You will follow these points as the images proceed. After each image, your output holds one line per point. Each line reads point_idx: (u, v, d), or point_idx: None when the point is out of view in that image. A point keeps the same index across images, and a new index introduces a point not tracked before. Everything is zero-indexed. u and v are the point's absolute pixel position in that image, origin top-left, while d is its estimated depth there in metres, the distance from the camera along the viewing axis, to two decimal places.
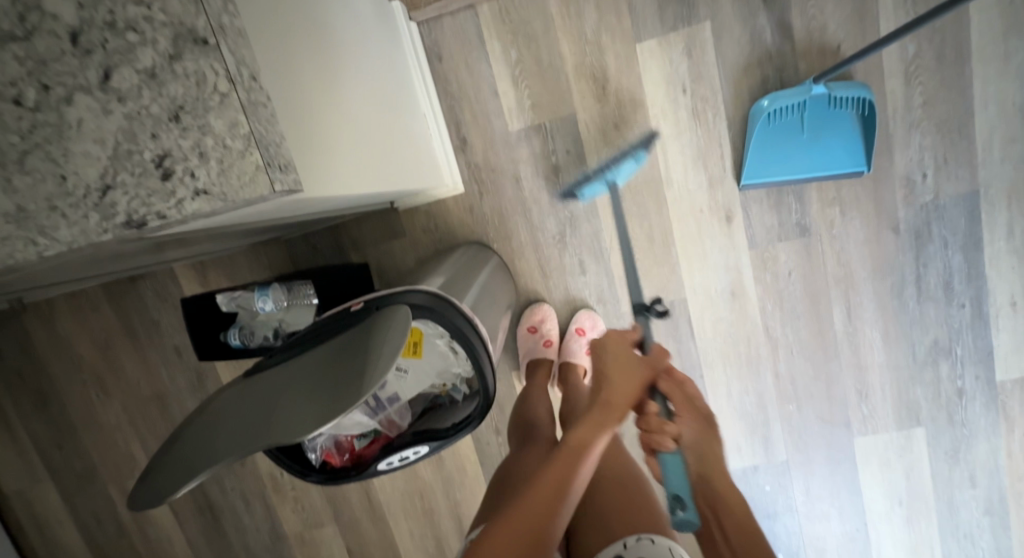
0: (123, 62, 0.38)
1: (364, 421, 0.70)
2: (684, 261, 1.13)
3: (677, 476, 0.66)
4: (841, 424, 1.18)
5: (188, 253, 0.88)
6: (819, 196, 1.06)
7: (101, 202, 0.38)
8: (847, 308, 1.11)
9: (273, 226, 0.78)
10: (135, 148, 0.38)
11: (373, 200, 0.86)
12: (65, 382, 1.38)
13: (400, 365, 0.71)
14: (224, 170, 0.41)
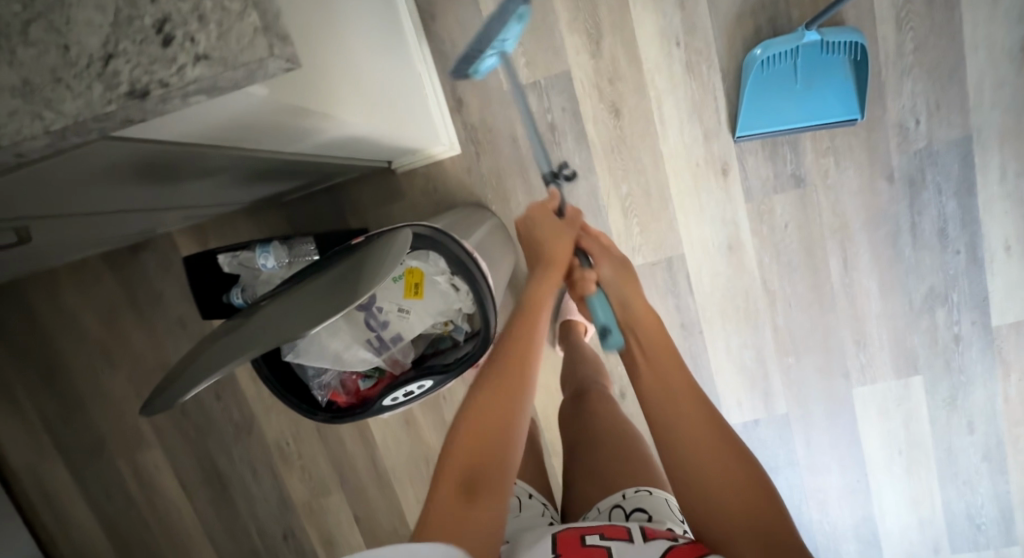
0: None
1: (369, 359, 0.70)
2: (682, 216, 1.15)
3: (604, 309, 0.84)
4: (839, 375, 1.20)
5: (196, 211, 0.89)
6: (814, 146, 1.07)
7: (104, 72, 0.38)
8: (843, 259, 1.12)
9: (274, 174, 0.77)
10: (135, 13, 0.37)
11: (369, 146, 0.85)
12: (71, 355, 1.39)
13: (401, 305, 0.70)
14: (220, 29, 0.37)
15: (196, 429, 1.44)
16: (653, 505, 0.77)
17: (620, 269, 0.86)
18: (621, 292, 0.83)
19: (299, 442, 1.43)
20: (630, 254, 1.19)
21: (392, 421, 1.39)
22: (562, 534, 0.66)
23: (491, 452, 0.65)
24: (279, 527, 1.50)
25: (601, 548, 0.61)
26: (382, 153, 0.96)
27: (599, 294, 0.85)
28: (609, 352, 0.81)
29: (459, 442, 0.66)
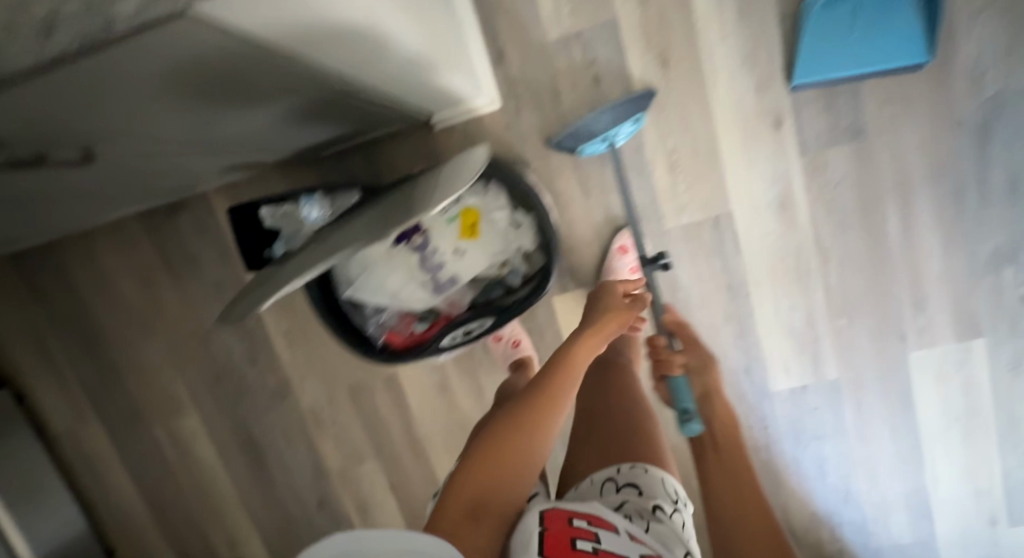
0: None
1: (428, 299, 0.79)
2: (731, 172, 1.10)
3: (686, 394, 0.96)
4: (894, 338, 1.15)
5: (240, 157, 0.87)
6: (876, 94, 1.01)
7: None
8: (903, 215, 1.07)
9: (330, 110, 0.75)
10: None
11: (419, 81, 0.81)
12: (108, 320, 1.40)
13: (459, 246, 0.76)
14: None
15: (231, 395, 1.43)
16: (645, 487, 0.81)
17: (704, 361, 1.00)
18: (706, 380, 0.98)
19: (334, 409, 1.42)
20: (676, 213, 1.14)
21: (427, 388, 1.37)
22: (550, 511, 0.64)
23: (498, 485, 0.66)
24: (313, 494, 1.50)
25: (589, 531, 0.61)
26: (424, 98, 0.91)
27: (685, 379, 0.97)
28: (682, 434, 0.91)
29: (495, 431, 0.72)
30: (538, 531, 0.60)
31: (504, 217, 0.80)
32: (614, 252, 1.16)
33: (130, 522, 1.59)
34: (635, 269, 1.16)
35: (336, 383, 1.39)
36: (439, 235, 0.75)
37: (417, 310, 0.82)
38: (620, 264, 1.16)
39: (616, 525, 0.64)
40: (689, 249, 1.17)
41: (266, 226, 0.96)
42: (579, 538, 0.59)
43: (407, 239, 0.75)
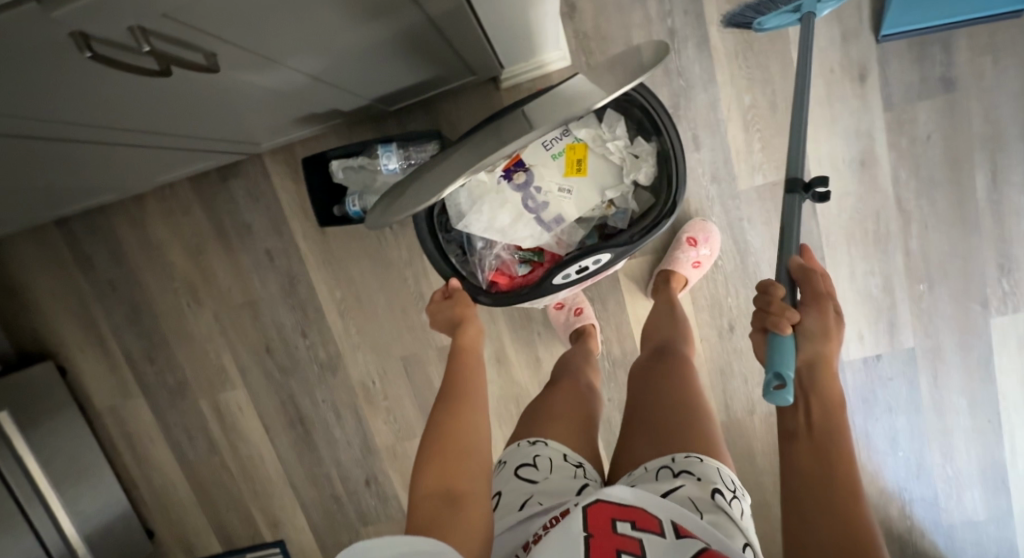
0: None
1: (537, 234, 0.90)
2: (811, 130, 1.06)
3: (789, 359, 0.65)
4: (977, 304, 1.11)
5: (332, 90, 0.81)
6: (969, 45, 0.97)
7: None
8: (992, 173, 1.03)
9: (433, 39, 0.73)
10: None
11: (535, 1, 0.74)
12: (156, 290, 1.37)
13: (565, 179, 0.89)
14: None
15: (280, 368, 1.40)
16: (704, 473, 0.68)
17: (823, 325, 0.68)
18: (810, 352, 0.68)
19: (385, 382, 1.39)
20: (750, 173, 1.11)
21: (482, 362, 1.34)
22: (593, 509, 0.58)
23: (455, 460, 0.64)
24: (360, 472, 1.47)
25: (634, 540, 0.54)
26: (521, 33, 0.85)
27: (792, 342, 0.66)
28: (764, 399, 0.64)
29: (420, 504, 0.60)
30: (582, 537, 0.55)
31: (620, 147, 0.89)
32: (682, 243, 1.13)
33: (171, 501, 1.55)
34: (699, 262, 1.13)
35: (388, 355, 1.36)
36: (545, 170, 0.88)
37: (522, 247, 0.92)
38: (682, 254, 1.13)
39: (662, 522, 0.56)
40: (761, 212, 1.13)
41: (336, 180, 0.92)
42: (626, 552, 0.52)
43: (512, 173, 0.88)
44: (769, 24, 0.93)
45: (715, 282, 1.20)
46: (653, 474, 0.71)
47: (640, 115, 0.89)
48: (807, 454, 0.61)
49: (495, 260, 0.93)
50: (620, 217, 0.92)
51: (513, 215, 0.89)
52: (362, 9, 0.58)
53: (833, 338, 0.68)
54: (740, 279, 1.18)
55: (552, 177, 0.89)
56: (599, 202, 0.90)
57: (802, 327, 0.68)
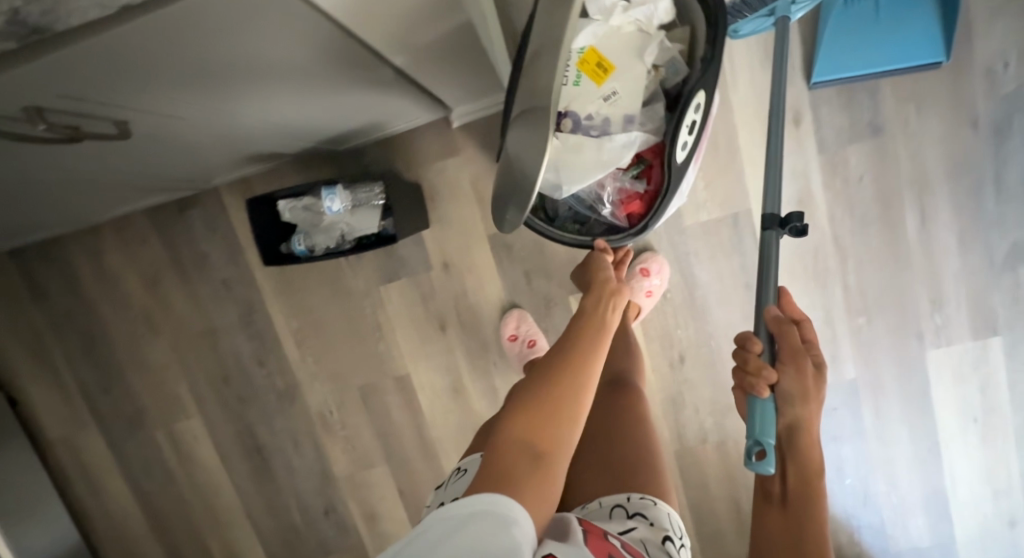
0: None
1: (625, 141, 0.83)
2: (750, 169, 1.11)
3: (769, 426, 0.65)
4: (913, 337, 1.15)
5: (276, 133, 0.85)
6: (893, 93, 1.03)
7: None
8: (921, 213, 1.08)
9: (370, 89, 0.77)
10: None
11: (450, 66, 0.82)
12: (111, 321, 1.37)
13: (608, 87, 0.84)
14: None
15: (237, 398, 1.40)
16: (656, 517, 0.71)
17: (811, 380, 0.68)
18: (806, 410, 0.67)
19: (343, 411, 1.39)
20: (694, 210, 1.15)
21: (440, 391, 1.34)
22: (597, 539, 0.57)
23: (562, 423, 0.57)
24: (319, 502, 1.46)
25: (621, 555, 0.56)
26: (449, 88, 0.93)
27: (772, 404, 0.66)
28: (748, 467, 0.64)
29: (503, 448, 0.53)
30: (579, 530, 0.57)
31: (622, 12, 0.81)
32: (636, 273, 1.16)
33: (125, 533, 1.53)
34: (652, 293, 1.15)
35: (346, 385, 1.36)
36: (581, 102, 0.85)
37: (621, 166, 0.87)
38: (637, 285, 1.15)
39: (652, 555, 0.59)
40: (707, 247, 1.16)
41: (282, 217, 0.94)
42: None
43: (560, 124, 0.85)
44: (743, 32, 0.98)
45: (664, 314, 1.22)
46: (608, 511, 0.74)
47: None
48: (778, 519, 0.64)
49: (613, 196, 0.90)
50: (674, 69, 0.84)
51: (594, 146, 0.83)
52: (277, 79, 0.63)
53: (811, 400, 0.68)
54: (689, 312, 1.21)
55: (592, 96, 0.85)
56: (644, 71, 0.83)
57: (779, 388, 0.67)
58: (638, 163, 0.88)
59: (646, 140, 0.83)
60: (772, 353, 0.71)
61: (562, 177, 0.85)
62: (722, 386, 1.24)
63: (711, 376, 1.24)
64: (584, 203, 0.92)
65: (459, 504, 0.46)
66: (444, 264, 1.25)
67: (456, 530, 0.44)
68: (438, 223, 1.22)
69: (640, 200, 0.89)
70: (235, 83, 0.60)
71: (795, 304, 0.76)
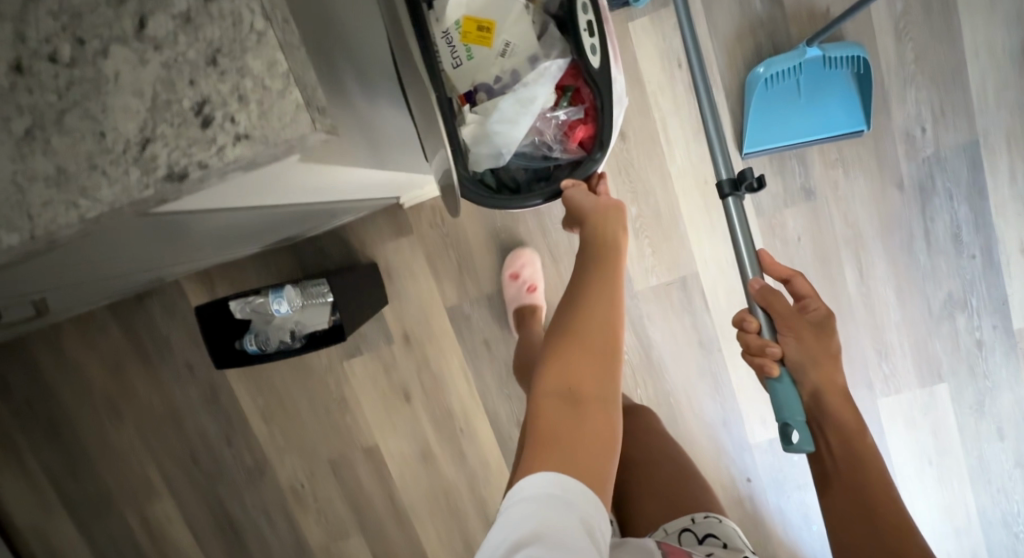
0: (158, 9, 0.33)
1: (540, 74, 0.71)
2: (693, 234, 1.14)
3: (793, 406, 0.75)
4: (862, 386, 1.18)
5: (215, 256, 0.89)
6: (821, 158, 1.07)
7: (141, 156, 0.35)
8: (859, 268, 1.12)
9: (302, 219, 0.82)
10: (173, 97, 0.34)
11: (376, 192, 0.89)
12: (77, 409, 1.37)
13: (502, 39, 0.72)
14: (236, 47, 0.33)
15: (208, 477, 1.39)
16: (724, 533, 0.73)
17: (818, 337, 0.77)
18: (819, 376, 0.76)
19: (314, 485, 1.38)
20: (644, 275, 1.17)
21: (409, 460, 1.34)
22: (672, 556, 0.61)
23: (595, 366, 0.57)
24: None
25: None
26: (394, 189, 0.95)
27: (788, 383, 0.76)
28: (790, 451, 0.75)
29: (542, 403, 0.55)
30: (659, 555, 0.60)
31: None
32: None
33: None
34: None
35: (315, 459, 1.36)
36: (482, 66, 0.73)
37: (549, 99, 0.74)
38: None
39: None
40: (659, 309, 1.19)
41: (236, 318, 0.99)
42: None
43: (474, 101, 0.74)
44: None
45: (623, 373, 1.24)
46: (676, 536, 0.75)
47: None
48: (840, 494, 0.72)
49: (557, 133, 0.77)
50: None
51: (513, 101, 0.72)
52: (196, 242, 0.68)
53: (820, 360, 0.76)
54: (646, 371, 1.23)
55: (491, 60, 0.73)
56: (522, 7, 0.72)
57: (788, 359, 0.77)
58: (565, 90, 0.76)
59: (561, 65, 0.71)
60: (771, 327, 0.80)
61: (498, 146, 0.74)
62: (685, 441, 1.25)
63: (675, 433, 1.25)
64: (533, 154, 0.79)
65: (529, 482, 0.49)
66: (405, 336, 1.26)
67: (531, 514, 0.47)
68: (396, 299, 1.24)
69: (586, 123, 0.76)
70: (162, 249, 0.65)
71: (776, 261, 0.84)
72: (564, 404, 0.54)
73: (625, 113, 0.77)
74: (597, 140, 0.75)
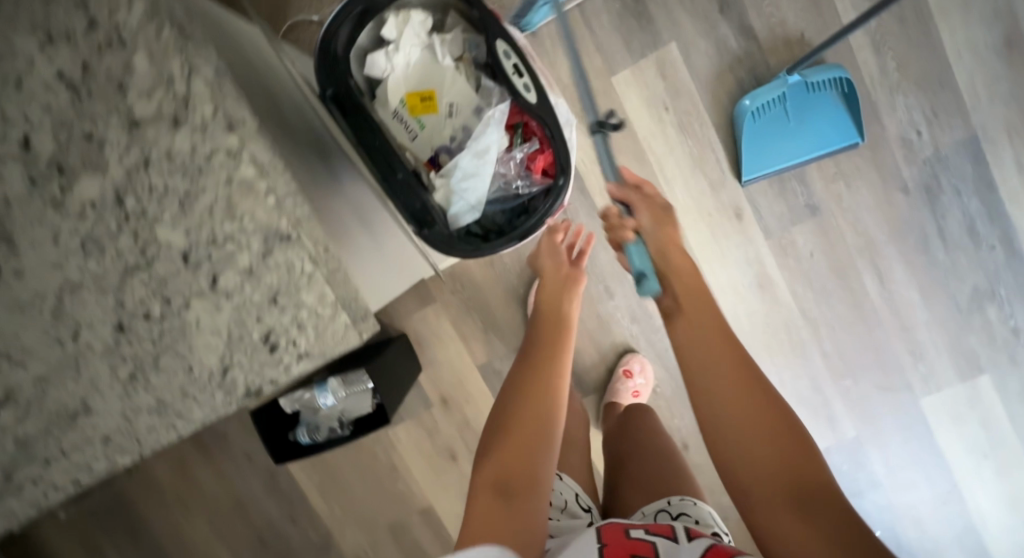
0: (227, 267, 0.42)
1: (486, 125, 0.67)
2: (706, 266, 1.14)
3: (642, 258, 0.71)
4: (902, 389, 1.17)
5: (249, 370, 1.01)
6: (821, 175, 1.09)
7: (223, 381, 0.45)
8: (878, 275, 1.12)
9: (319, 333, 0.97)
10: (245, 332, 0.44)
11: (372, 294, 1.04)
12: (149, 509, 1.44)
13: (448, 103, 0.71)
14: (292, 286, 0.45)
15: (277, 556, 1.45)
16: (700, 515, 0.68)
17: (659, 216, 0.75)
18: (662, 242, 0.72)
19: (377, 552, 1.42)
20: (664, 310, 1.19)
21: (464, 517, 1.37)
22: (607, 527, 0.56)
23: (526, 450, 0.60)
24: None
25: (647, 544, 0.52)
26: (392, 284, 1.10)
27: (641, 243, 0.72)
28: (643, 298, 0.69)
29: (477, 496, 0.57)
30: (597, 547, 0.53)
31: (396, 44, 0.69)
32: (619, 375, 1.17)
33: None
34: (638, 393, 1.15)
35: (374, 526, 1.40)
36: (438, 135, 0.71)
37: (501, 141, 0.69)
38: (622, 388, 1.15)
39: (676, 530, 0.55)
40: None
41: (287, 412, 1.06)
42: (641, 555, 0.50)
43: (439, 165, 0.72)
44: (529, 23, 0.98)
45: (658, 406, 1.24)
46: (651, 518, 0.70)
47: (358, 10, 0.65)
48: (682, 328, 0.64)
49: (519, 168, 0.71)
50: (475, 46, 0.71)
51: (470, 155, 0.68)
52: None
53: (665, 225, 0.74)
54: (680, 401, 1.24)
55: (442, 123, 0.71)
56: (455, 70, 0.71)
57: (643, 232, 0.74)
58: (516, 128, 0.71)
59: (504, 110, 0.68)
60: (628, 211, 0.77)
61: (469, 200, 0.69)
62: None
63: None
64: (506, 195, 0.72)
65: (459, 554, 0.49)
66: (442, 399, 1.31)
67: None
68: (428, 366, 1.28)
69: (544, 152, 0.70)
70: None
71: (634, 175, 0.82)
72: (496, 492, 0.57)
73: (577, 131, 0.72)
74: (557, 163, 0.68)
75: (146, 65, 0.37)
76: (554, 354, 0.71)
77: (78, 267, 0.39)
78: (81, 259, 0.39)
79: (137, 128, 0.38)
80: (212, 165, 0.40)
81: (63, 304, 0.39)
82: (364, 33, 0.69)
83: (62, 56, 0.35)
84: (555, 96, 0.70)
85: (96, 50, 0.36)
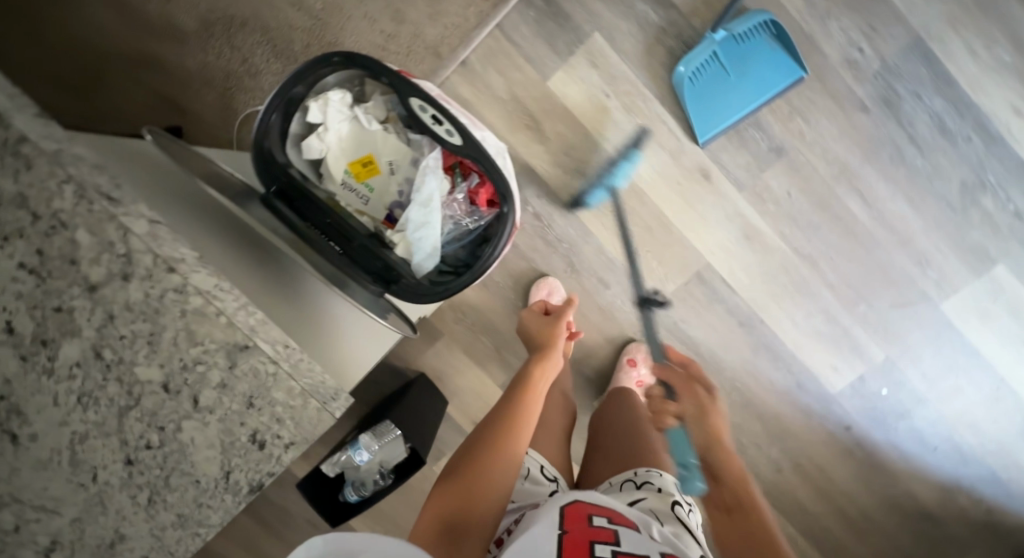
0: (204, 387, 0.50)
1: (426, 177, 0.71)
2: (689, 232, 1.14)
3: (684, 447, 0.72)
4: (919, 300, 1.15)
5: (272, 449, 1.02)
6: (777, 117, 1.09)
7: (228, 483, 0.53)
8: (861, 196, 1.11)
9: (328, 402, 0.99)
10: (234, 437, 0.52)
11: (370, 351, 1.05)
12: None
13: (387, 163, 0.75)
14: (263, 388, 0.51)
15: None
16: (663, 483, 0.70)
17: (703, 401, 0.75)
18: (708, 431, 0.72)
19: None
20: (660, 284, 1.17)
21: None
22: (570, 507, 0.58)
23: (482, 487, 0.64)
24: None
25: (609, 531, 0.54)
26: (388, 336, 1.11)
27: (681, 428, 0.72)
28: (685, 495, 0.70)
29: (422, 526, 0.60)
30: (557, 533, 0.53)
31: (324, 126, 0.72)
32: (623, 365, 1.17)
33: None
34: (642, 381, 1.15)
35: None
36: (388, 194, 0.75)
37: (442, 187, 0.72)
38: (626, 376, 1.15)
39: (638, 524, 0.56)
40: (689, 310, 1.18)
41: (332, 476, 1.11)
42: (600, 542, 0.51)
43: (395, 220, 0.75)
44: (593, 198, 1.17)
45: None
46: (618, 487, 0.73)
47: (277, 110, 0.68)
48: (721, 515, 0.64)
49: (466, 204, 0.74)
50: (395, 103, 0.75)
51: (418, 208, 0.71)
52: None
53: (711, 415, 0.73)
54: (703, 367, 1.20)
55: (388, 181, 0.75)
56: (384, 132, 0.74)
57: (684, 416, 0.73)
58: (454, 169, 0.75)
59: (437, 157, 0.72)
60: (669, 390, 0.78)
61: (427, 247, 0.72)
62: (775, 420, 1.21)
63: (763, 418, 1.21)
64: (461, 232, 0.75)
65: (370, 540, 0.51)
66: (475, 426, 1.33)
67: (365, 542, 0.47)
68: (453, 398, 1.29)
69: (485, 184, 0.74)
70: None
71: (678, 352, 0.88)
72: (442, 522, 0.59)
73: (510, 156, 0.76)
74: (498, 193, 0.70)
75: (88, 238, 0.45)
76: (522, 409, 0.76)
77: (80, 420, 0.48)
78: (81, 413, 0.48)
79: (95, 292, 0.46)
80: (166, 305, 0.48)
81: (77, 452, 0.49)
82: (292, 124, 0.72)
83: (20, 250, 0.43)
84: (481, 131, 0.74)
85: (44, 236, 0.43)
